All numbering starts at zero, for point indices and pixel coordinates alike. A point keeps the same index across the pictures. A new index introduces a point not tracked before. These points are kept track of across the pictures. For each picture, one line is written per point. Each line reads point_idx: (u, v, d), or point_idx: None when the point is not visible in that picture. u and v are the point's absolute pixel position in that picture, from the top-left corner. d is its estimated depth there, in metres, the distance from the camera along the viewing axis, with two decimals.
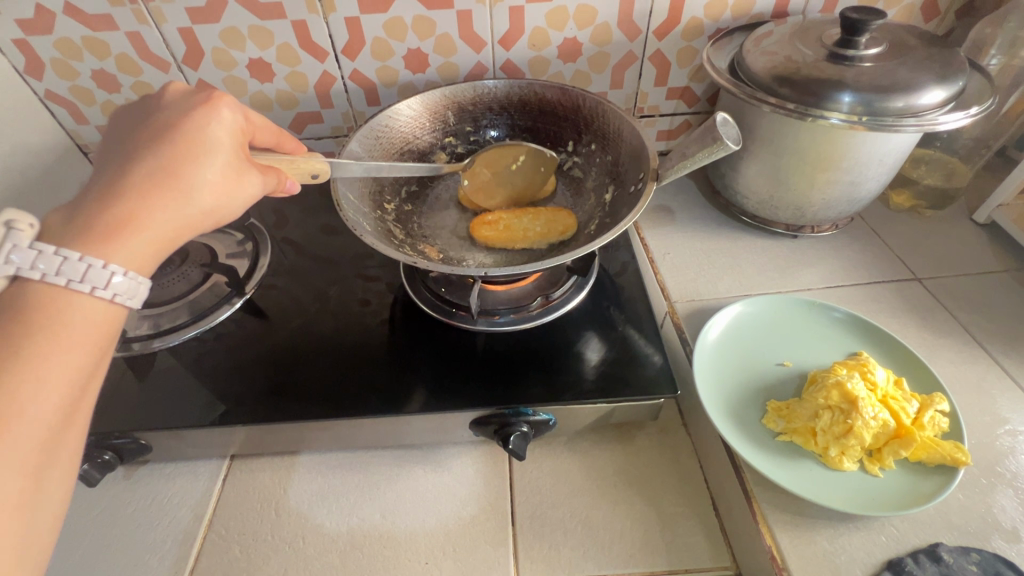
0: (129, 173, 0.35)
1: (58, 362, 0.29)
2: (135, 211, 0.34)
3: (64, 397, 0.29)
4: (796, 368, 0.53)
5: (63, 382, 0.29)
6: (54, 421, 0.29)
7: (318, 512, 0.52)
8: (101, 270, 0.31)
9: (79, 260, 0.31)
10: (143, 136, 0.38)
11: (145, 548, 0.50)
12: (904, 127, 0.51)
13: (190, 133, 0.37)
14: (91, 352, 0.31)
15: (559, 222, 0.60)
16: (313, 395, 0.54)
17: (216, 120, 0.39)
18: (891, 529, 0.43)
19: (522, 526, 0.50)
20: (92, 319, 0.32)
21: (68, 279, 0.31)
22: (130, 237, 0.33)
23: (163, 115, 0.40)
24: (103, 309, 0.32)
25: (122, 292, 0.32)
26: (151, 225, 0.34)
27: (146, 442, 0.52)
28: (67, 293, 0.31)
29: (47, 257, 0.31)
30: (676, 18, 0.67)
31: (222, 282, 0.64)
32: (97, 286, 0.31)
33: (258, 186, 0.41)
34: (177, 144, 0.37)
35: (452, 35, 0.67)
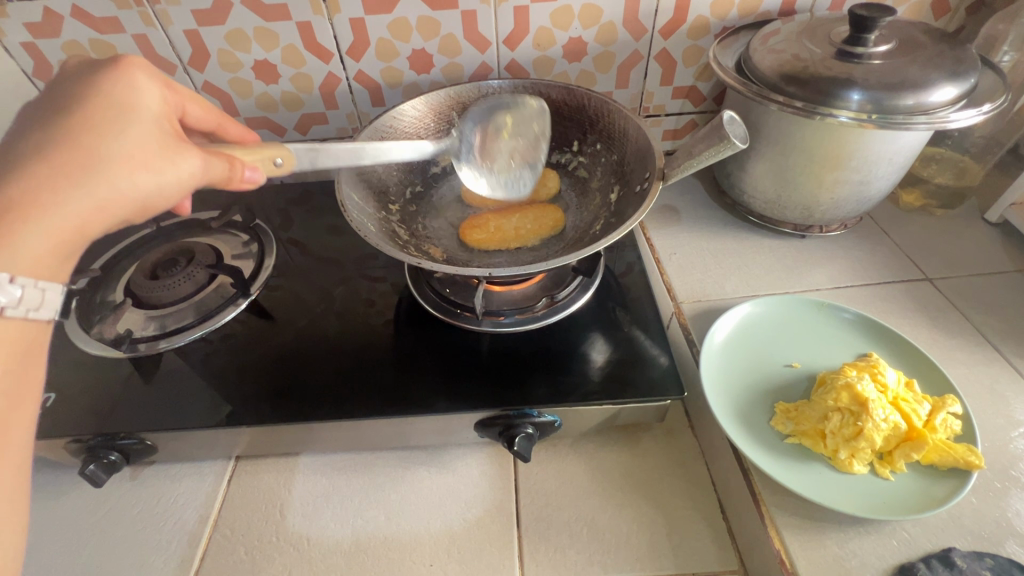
0: (30, 153, 0.32)
1: None
2: (30, 194, 0.31)
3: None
4: (804, 370, 0.53)
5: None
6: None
7: (323, 513, 0.52)
8: (8, 286, 0.30)
9: None
10: (54, 112, 0.35)
11: (150, 548, 0.50)
12: (915, 125, 0.50)
13: (104, 112, 0.35)
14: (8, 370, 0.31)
15: (548, 218, 0.62)
16: (317, 395, 0.54)
17: (139, 94, 0.38)
18: (903, 533, 0.42)
19: (527, 528, 0.50)
20: (6, 332, 0.32)
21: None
22: (29, 223, 0.31)
23: (84, 87, 0.37)
24: (17, 324, 0.32)
25: (22, 301, 0.31)
26: (53, 209, 0.31)
27: (152, 443, 0.52)
28: None
29: None
30: (682, 16, 0.66)
31: (227, 282, 0.64)
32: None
33: (196, 167, 0.37)
34: (91, 117, 0.34)
35: (457, 36, 0.67)
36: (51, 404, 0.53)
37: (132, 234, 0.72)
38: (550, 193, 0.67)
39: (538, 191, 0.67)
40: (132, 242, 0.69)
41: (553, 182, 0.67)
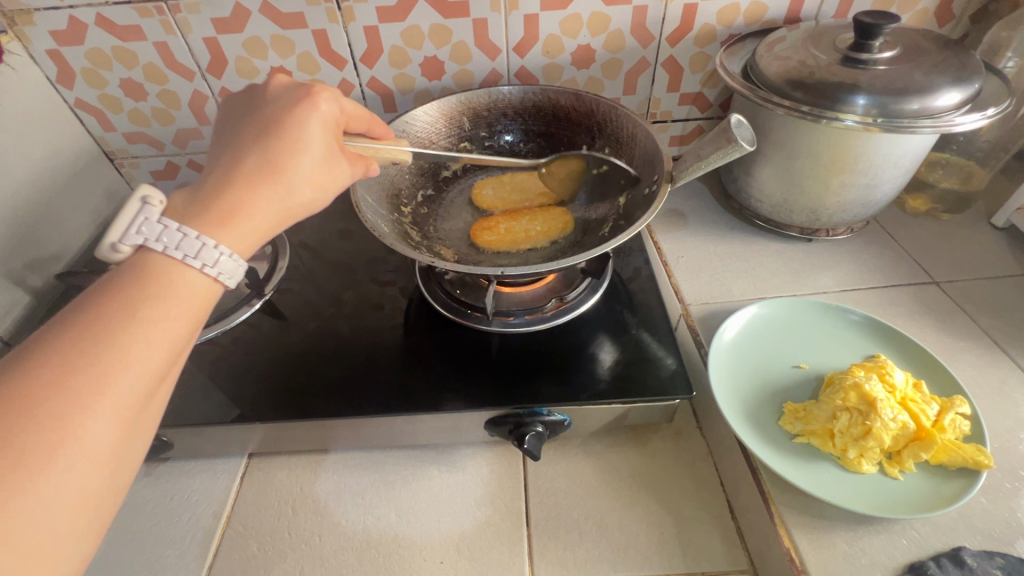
0: (236, 166, 0.35)
1: (166, 332, 0.29)
2: (241, 201, 0.34)
3: (162, 362, 0.29)
4: (812, 370, 0.53)
5: (164, 350, 0.29)
6: (149, 382, 0.28)
7: (335, 511, 0.53)
8: (212, 250, 0.31)
9: (196, 238, 0.31)
10: (250, 125, 0.38)
11: (166, 543, 0.51)
12: (920, 129, 0.51)
13: (292, 128, 0.37)
14: (190, 328, 0.31)
15: (558, 220, 0.63)
16: (330, 393, 0.54)
17: (314, 110, 0.39)
18: (912, 532, 0.42)
19: (537, 526, 0.50)
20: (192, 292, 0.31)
21: (182, 253, 0.31)
22: (240, 224, 0.34)
23: (266, 109, 0.39)
24: (195, 281, 0.31)
25: (228, 272, 0.31)
26: (257, 214, 0.34)
27: (168, 439, 0.53)
28: (181, 268, 0.31)
29: (171, 231, 0.31)
30: (689, 24, 0.67)
31: (242, 283, 0.66)
32: (207, 263, 0.31)
33: (349, 177, 0.41)
34: (280, 136, 0.36)
35: (468, 43, 0.68)
36: None
37: None
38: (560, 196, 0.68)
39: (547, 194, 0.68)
40: None
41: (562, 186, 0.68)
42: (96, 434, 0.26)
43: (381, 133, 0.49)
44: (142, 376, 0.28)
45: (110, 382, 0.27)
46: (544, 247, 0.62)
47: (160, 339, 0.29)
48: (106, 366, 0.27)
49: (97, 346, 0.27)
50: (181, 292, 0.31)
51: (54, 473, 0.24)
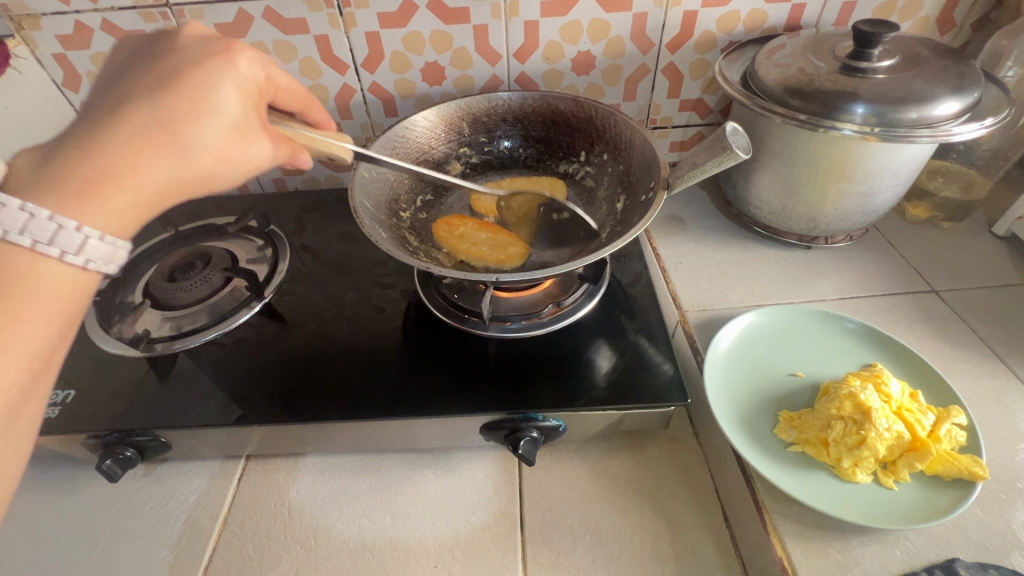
0: (119, 120, 0.32)
1: (24, 333, 0.29)
2: (115, 166, 0.31)
3: (26, 365, 0.29)
4: (808, 379, 0.53)
5: (26, 352, 0.29)
6: (14, 384, 0.29)
7: (330, 513, 0.53)
8: (75, 233, 0.29)
9: (48, 219, 0.29)
10: (149, 76, 0.35)
11: (163, 543, 0.51)
12: (918, 138, 0.51)
13: (196, 85, 0.34)
14: (58, 322, 0.30)
15: (511, 249, 0.61)
16: (327, 396, 0.55)
17: (228, 70, 0.35)
18: (906, 543, 0.42)
19: (531, 531, 0.51)
20: (60, 282, 0.30)
21: (37, 239, 0.28)
22: (111, 196, 0.31)
23: (171, 60, 0.36)
24: (65, 274, 0.30)
25: (98, 258, 0.30)
26: (136, 183, 0.31)
27: (166, 440, 0.53)
28: (32, 255, 0.29)
29: (10, 211, 0.28)
30: (689, 31, 0.68)
31: (242, 285, 0.66)
32: (69, 250, 0.29)
33: (268, 154, 0.38)
34: (178, 93, 0.33)
35: (469, 49, 0.68)
36: (69, 401, 0.55)
37: (151, 238, 0.74)
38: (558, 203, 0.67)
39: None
40: (150, 245, 0.71)
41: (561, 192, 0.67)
42: None
43: (316, 117, 0.49)
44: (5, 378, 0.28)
45: None
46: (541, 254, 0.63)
47: (21, 339, 0.28)
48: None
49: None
50: (43, 285, 0.30)
51: None
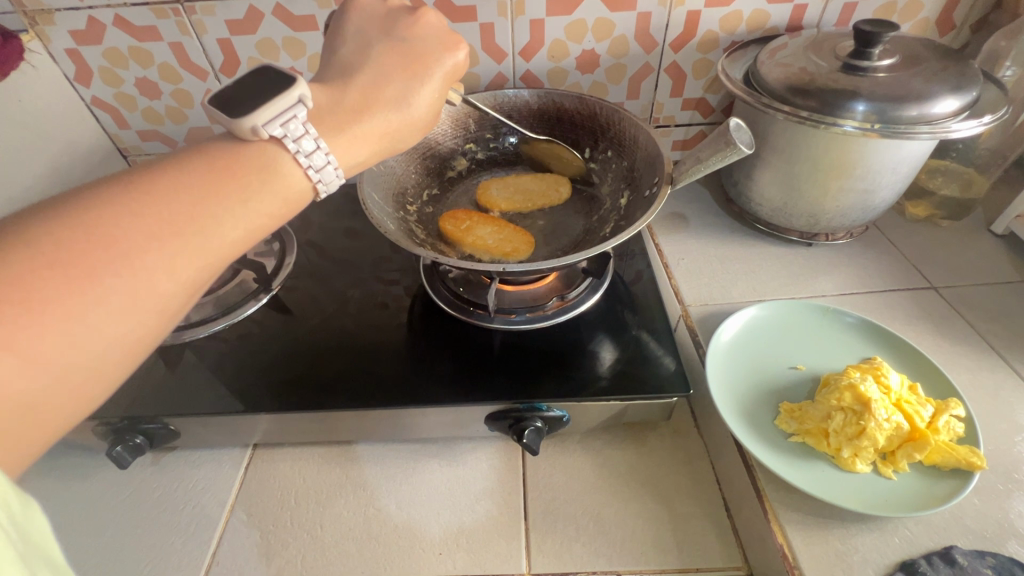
0: (358, 74, 0.41)
1: (257, 209, 0.33)
2: (352, 108, 0.39)
3: (243, 237, 0.33)
4: (809, 372, 0.54)
5: (252, 226, 0.33)
6: (228, 250, 0.32)
7: (336, 502, 0.53)
8: (319, 153, 0.35)
9: (314, 141, 0.35)
10: (373, 38, 0.43)
11: (170, 530, 0.52)
12: (918, 135, 0.52)
13: (413, 44, 0.43)
14: (274, 216, 0.35)
15: (514, 244, 0.61)
16: (334, 386, 0.56)
17: (428, 31, 0.45)
18: (905, 531, 0.43)
19: (534, 520, 0.51)
20: (292, 186, 0.35)
21: (300, 151, 0.35)
22: (352, 130, 0.39)
23: (387, 24, 0.45)
24: (297, 180, 0.35)
25: (327, 178, 0.36)
26: (363, 123, 0.39)
27: (175, 428, 0.54)
28: (292, 162, 0.35)
29: (297, 127, 0.35)
30: (692, 31, 0.69)
31: (250, 278, 0.68)
32: (317, 167, 0.35)
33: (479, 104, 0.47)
34: (402, 51, 0.43)
35: (475, 47, 0.70)
36: None
37: None
38: (561, 198, 0.68)
39: (551, 196, 0.68)
40: None
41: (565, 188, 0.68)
42: (180, 271, 0.30)
43: None
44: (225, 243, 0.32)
45: (208, 233, 0.31)
46: (547, 248, 0.64)
47: (254, 216, 0.33)
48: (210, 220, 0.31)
49: (202, 202, 0.31)
50: (284, 183, 0.35)
51: (137, 290, 0.28)
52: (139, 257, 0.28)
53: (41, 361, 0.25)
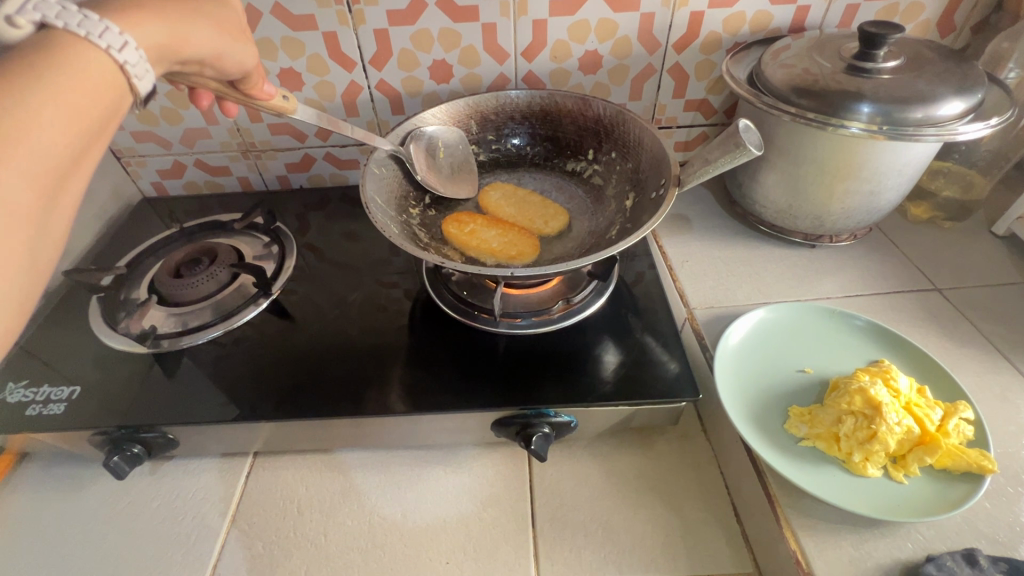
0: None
1: (70, 103, 0.28)
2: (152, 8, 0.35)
3: (70, 140, 0.28)
4: (817, 375, 0.54)
5: (71, 126, 0.28)
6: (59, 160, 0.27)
7: (339, 511, 0.52)
8: (117, 35, 0.30)
9: (99, 21, 0.29)
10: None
11: (169, 542, 0.50)
12: (924, 137, 0.52)
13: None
14: (95, 110, 0.29)
15: (519, 248, 0.60)
16: (335, 392, 0.55)
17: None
18: (917, 536, 0.43)
19: (542, 527, 0.51)
20: (102, 78, 0.29)
21: (87, 32, 0.29)
22: (150, 22, 0.34)
23: None
24: (104, 69, 0.29)
25: (138, 66, 0.30)
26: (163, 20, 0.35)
27: (174, 437, 0.53)
28: (86, 47, 0.29)
29: (71, 12, 0.29)
30: (695, 31, 0.68)
31: (248, 282, 0.66)
32: (115, 46, 0.29)
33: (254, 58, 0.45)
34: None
35: (477, 47, 0.69)
36: (75, 397, 0.55)
37: (154, 236, 0.74)
38: (553, 229, 0.64)
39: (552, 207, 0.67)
40: (156, 242, 0.71)
41: (553, 217, 0.65)
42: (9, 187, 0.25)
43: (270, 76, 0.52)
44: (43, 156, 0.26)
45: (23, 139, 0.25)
46: (551, 248, 0.63)
47: (66, 117, 0.27)
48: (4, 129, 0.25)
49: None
50: (95, 77, 0.29)
51: None
52: None
53: None
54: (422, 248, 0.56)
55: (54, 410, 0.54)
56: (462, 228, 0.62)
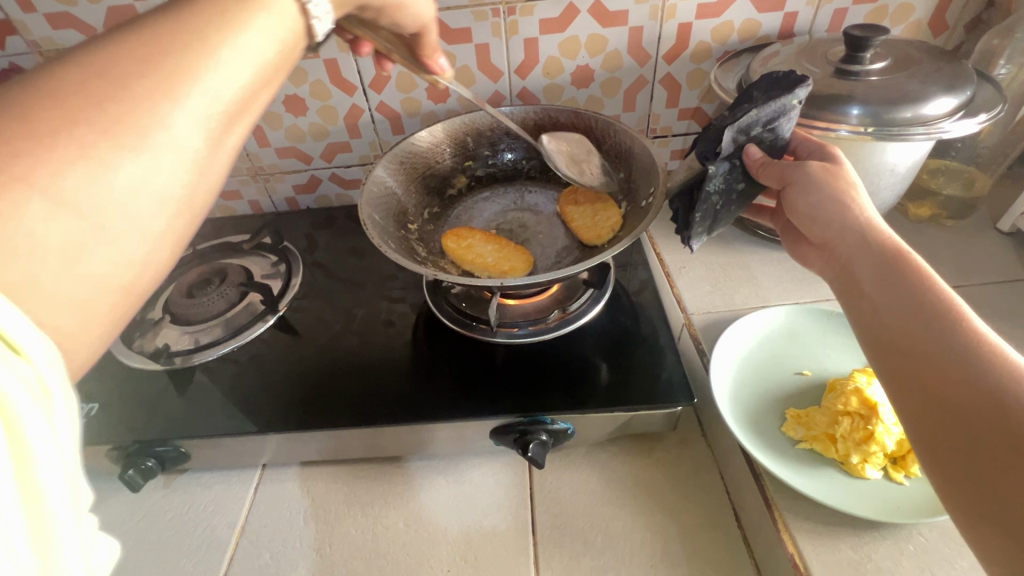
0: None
1: (246, 40, 0.29)
2: None
3: (246, 86, 0.29)
4: (815, 377, 0.54)
5: (249, 69, 0.29)
6: (229, 107, 0.28)
7: (345, 521, 0.54)
8: None
9: None
10: None
11: (182, 553, 0.52)
12: (912, 136, 0.52)
13: None
14: (270, 69, 0.31)
15: (511, 261, 0.61)
16: (338, 405, 0.56)
17: None
18: (919, 538, 0.42)
19: (542, 535, 0.51)
20: (295, 28, 0.32)
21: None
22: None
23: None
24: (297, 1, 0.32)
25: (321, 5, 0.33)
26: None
27: (185, 450, 0.55)
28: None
29: None
30: (684, 42, 0.70)
31: (256, 300, 0.68)
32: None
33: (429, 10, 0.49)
34: None
35: (471, 67, 0.71)
36: (93, 413, 0.57)
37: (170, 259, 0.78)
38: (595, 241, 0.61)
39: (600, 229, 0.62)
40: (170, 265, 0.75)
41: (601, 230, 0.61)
42: (181, 120, 0.26)
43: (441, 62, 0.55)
44: (234, 85, 0.28)
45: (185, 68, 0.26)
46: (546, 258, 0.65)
47: (249, 60, 0.29)
48: (197, 58, 0.27)
49: (169, 43, 0.26)
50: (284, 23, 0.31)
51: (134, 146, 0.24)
52: (118, 103, 0.24)
53: (79, 244, 0.23)
54: (418, 262, 0.58)
55: None
56: (462, 248, 0.63)
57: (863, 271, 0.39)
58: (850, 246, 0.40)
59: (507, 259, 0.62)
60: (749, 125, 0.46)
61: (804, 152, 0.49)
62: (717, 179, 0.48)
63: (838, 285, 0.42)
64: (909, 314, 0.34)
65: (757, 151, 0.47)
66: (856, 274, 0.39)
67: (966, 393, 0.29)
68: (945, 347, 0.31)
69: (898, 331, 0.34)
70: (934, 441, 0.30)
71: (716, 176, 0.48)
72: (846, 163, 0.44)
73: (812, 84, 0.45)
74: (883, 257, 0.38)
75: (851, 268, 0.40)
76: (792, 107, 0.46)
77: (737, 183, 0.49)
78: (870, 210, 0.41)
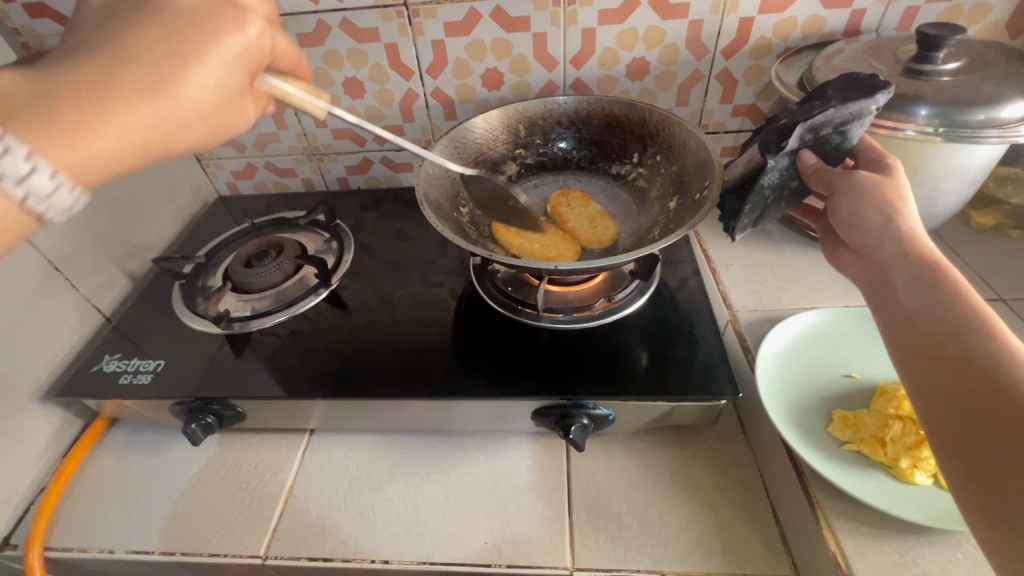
0: None
1: None
2: None
3: None
4: (864, 380, 0.53)
5: None
6: None
7: (387, 487, 0.56)
8: None
9: None
10: None
11: (234, 506, 0.55)
12: (986, 138, 0.51)
13: None
14: None
15: (558, 249, 0.63)
16: (385, 377, 0.59)
17: None
18: (969, 547, 0.41)
19: (578, 516, 0.52)
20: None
21: None
22: None
23: None
24: None
25: None
26: None
27: (242, 410, 0.58)
28: None
29: None
30: (744, 37, 0.69)
31: (310, 273, 0.72)
32: None
33: None
34: None
35: (527, 55, 0.72)
36: (159, 369, 0.61)
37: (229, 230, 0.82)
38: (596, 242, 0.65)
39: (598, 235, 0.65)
40: (230, 236, 0.78)
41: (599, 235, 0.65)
42: None
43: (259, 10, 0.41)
44: None
45: None
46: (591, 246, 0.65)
47: None
48: None
49: None
50: None
51: None
52: None
53: None
54: (470, 242, 0.59)
55: (142, 380, 0.60)
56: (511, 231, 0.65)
57: (898, 278, 0.38)
58: (887, 253, 0.40)
59: (555, 244, 0.64)
60: (821, 125, 0.45)
61: (865, 158, 0.48)
62: (772, 175, 0.47)
63: (869, 291, 0.42)
64: (941, 323, 0.34)
65: (810, 157, 0.46)
66: (889, 282, 0.39)
67: (996, 402, 0.30)
68: (975, 354, 0.32)
69: (930, 339, 0.34)
70: (959, 448, 0.31)
71: (772, 171, 0.47)
72: (899, 171, 0.44)
73: (892, 90, 0.44)
74: (919, 267, 0.37)
75: (884, 275, 0.40)
76: (868, 112, 0.44)
77: (791, 180, 0.49)
78: (915, 219, 0.40)
